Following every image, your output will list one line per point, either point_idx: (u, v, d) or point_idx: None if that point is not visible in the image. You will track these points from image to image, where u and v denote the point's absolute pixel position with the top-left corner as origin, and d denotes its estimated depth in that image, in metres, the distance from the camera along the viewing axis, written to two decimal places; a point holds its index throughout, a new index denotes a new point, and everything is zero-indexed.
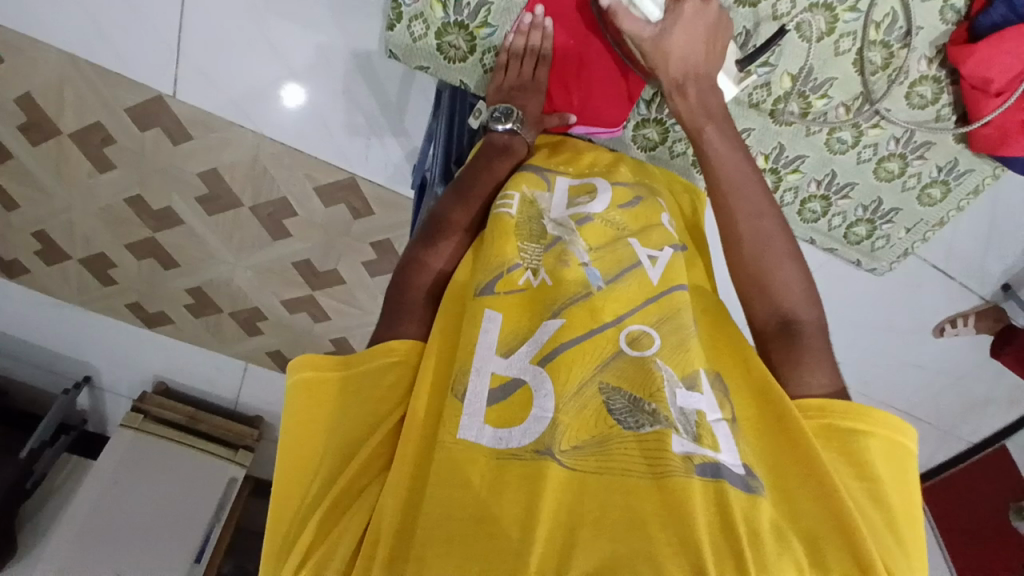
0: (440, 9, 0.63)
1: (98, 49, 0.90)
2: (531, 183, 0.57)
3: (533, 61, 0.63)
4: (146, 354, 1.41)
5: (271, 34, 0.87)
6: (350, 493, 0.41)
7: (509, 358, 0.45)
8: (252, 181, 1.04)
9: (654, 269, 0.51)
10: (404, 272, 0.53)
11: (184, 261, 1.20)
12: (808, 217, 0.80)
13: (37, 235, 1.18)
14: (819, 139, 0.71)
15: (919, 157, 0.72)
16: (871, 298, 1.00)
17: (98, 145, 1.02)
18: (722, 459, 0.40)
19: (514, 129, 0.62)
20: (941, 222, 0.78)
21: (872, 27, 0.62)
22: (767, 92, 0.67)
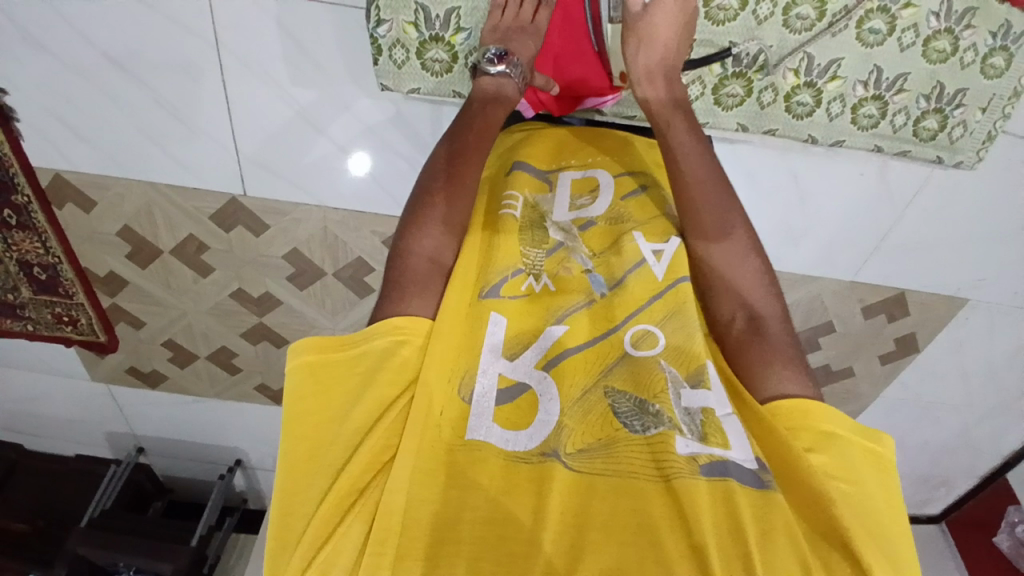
0: (413, 30, 0.75)
1: (173, 172, 1.01)
2: (533, 187, 0.69)
3: (532, 6, 0.72)
4: (279, 427, 1.51)
5: (307, 113, 0.93)
6: (356, 491, 0.45)
7: (514, 361, 0.54)
8: (327, 250, 1.11)
9: (659, 263, 0.64)
10: (395, 257, 0.59)
11: (291, 336, 1.29)
12: (866, 123, 0.78)
13: (166, 343, 1.32)
14: (850, 36, 0.71)
15: (967, 27, 0.70)
16: (997, 195, 0.87)
17: (194, 253, 1.14)
18: (731, 458, 0.49)
19: (507, 72, 0.69)
20: (1018, 92, 0.74)
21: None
22: (772, 3, 0.69)
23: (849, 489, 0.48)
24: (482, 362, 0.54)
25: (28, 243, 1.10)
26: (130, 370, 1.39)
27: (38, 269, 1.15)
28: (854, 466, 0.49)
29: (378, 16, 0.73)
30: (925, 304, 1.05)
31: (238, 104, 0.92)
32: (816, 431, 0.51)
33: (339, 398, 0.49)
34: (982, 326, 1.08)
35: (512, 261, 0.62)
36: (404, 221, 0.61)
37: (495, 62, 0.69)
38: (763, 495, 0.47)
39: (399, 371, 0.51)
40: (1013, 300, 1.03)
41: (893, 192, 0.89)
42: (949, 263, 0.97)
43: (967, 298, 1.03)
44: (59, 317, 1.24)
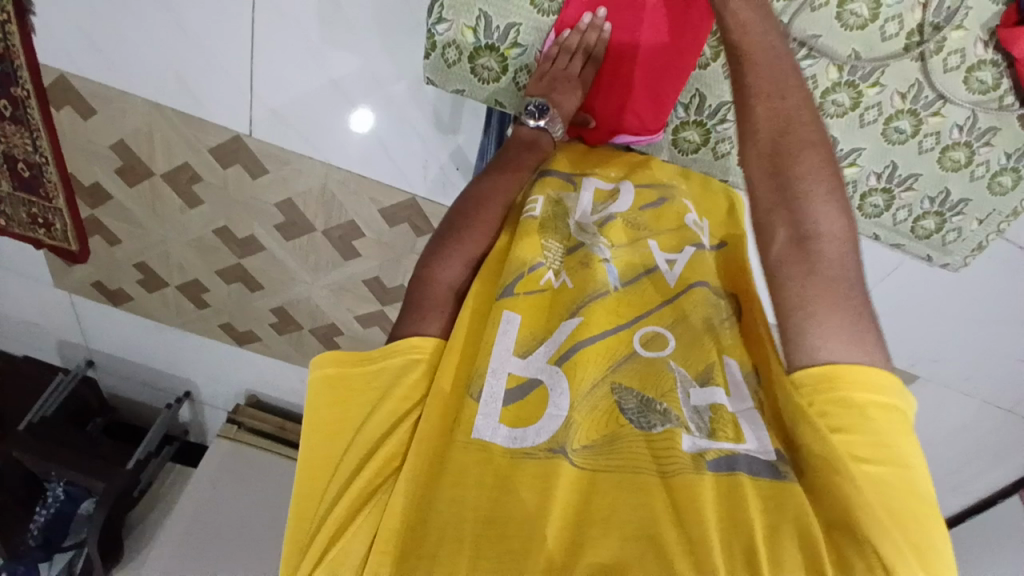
0: (471, 35, 0.71)
1: (182, 99, 0.99)
2: (556, 186, 0.62)
3: (582, 61, 0.70)
4: (236, 367, 1.51)
5: (328, 67, 0.92)
6: (364, 496, 0.43)
7: (526, 358, 0.48)
8: (323, 207, 1.10)
9: (671, 273, 0.56)
10: (417, 280, 0.55)
11: (267, 283, 1.28)
12: (870, 212, 0.81)
13: (138, 265, 1.30)
14: (876, 130, 0.73)
15: (985, 144, 0.72)
16: (971, 288, 0.92)
17: (187, 183, 1.12)
18: (742, 450, 0.43)
19: (544, 126, 0.67)
20: (1015, 213, 0.78)
21: (918, 8, 0.64)
22: (814, 86, 0.70)
23: (880, 471, 0.41)
24: (491, 362, 0.47)
25: (18, 137, 1.07)
26: (97, 285, 1.36)
27: (23, 165, 1.11)
28: (889, 442, 0.42)
29: (439, 14, 0.69)
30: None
31: (265, 44, 0.91)
32: (841, 400, 0.44)
33: (353, 409, 0.47)
34: (929, 400, 1.14)
35: (530, 254, 0.54)
36: (432, 241, 0.58)
37: (535, 115, 0.67)
38: (781, 485, 0.41)
39: (413, 385, 0.48)
40: (961, 384, 1.09)
41: (876, 262, 0.92)
42: (913, 337, 1.02)
43: (919, 373, 1.09)
44: (34, 218, 1.20)
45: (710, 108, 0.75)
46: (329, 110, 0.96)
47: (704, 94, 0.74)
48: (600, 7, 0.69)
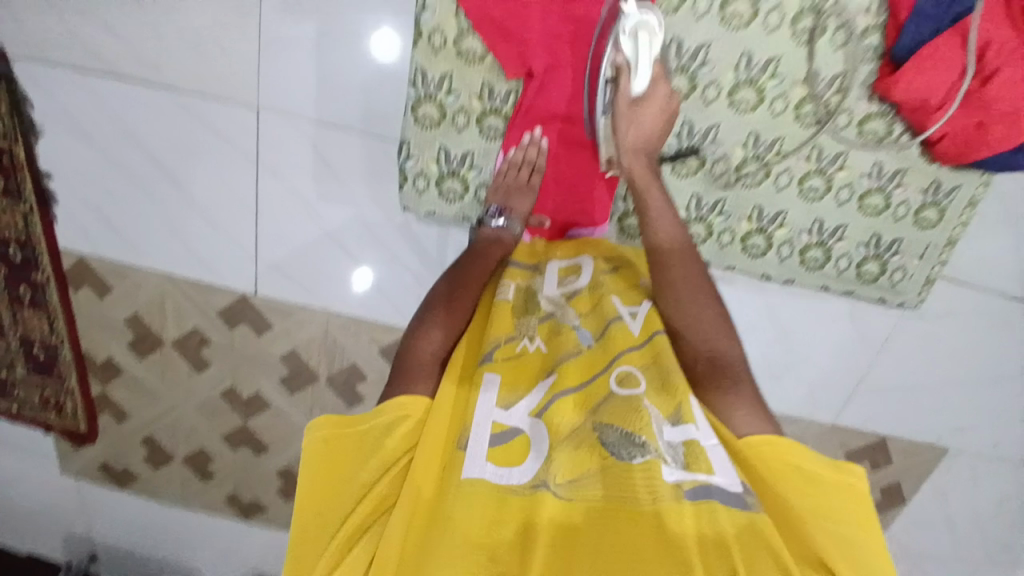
0: (435, 165, 0.82)
1: (190, 266, 1.08)
2: (523, 276, 0.68)
3: (528, 169, 0.78)
4: (237, 550, 1.34)
5: (324, 222, 1.02)
6: (361, 530, 0.48)
7: (509, 410, 0.52)
8: (325, 354, 1.11)
9: (634, 322, 0.60)
10: (400, 358, 0.59)
11: (272, 441, 1.21)
12: (813, 265, 0.87)
13: (144, 441, 1.24)
14: (794, 192, 0.83)
15: (898, 186, 0.81)
16: (957, 340, 0.94)
17: (195, 347, 1.14)
18: (715, 481, 0.45)
19: (504, 225, 0.74)
20: (950, 243, 0.84)
21: (797, 86, 0.78)
22: (727, 164, 0.83)
23: (821, 503, 0.47)
24: (476, 413, 0.51)
25: (36, 321, 1.13)
26: (102, 468, 1.29)
27: (38, 347, 1.16)
28: (829, 501, 0.47)
29: (408, 152, 0.82)
30: (918, 453, 1.03)
31: (266, 210, 1.02)
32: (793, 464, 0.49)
33: (350, 464, 0.50)
34: (988, 480, 1.04)
35: (507, 332, 0.59)
36: (412, 323, 0.62)
37: (496, 217, 0.74)
38: (748, 517, 0.43)
39: (403, 439, 0.51)
40: (995, 455, 1.02)
41: (866, 338, 0.96)
42: (926, 405, 0.99)
43: (947, 446, 1.02)
44: (46, 400, 1.21)
45: None
46: (323, 258, 1.04)
47: None
48: (535, 127, 0.78)
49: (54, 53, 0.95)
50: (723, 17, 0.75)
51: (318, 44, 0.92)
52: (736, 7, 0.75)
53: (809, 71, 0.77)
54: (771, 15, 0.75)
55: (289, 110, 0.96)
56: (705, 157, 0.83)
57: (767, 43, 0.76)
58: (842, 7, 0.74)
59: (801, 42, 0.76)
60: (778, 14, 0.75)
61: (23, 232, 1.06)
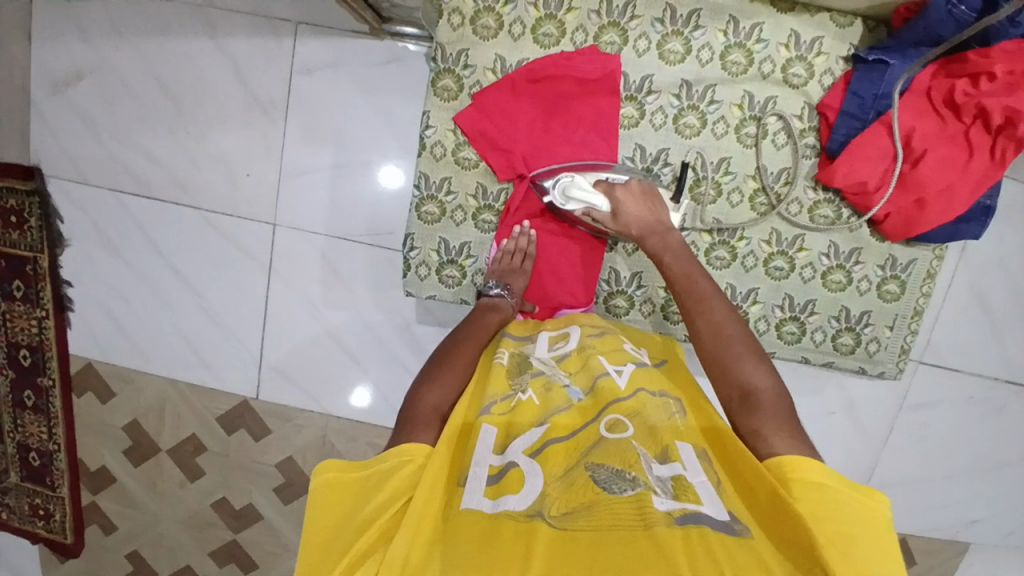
0: (435, 255, 0.87)
1: (197, 370, 1.10)
2: (516, 344, 0.69)
3: (520, 256, 0.84)
4: None
5: (327, 325, 1.06)
6: (365, 555, 0.46)
7: (503, 453, 0.53)
8: (322, 460, 1.10)
9: (621, 377, 0.61)
10: (406, 406, 0.59)
11: (261, 559, 1.16)
12: (791, 339, 0.86)
13: (129, 554, 1.19)
14: (761, 272, 0.85)
15: (857, 263, 0.84)
16: (954, 428, 0.94)
17: (191, 453, 1.13)
18: (704, 510, 0.47)
19: (501, 295, 0.79)
20: (917, 313, 0.85)
21: (749, 180, 0.83)
22: (695, 249, 0.84)
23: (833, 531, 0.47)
24: (474, 454, 0.52)
25: (35, 426, 1.13)
26: None
27: (34, 454, 1.14)
28: (848, 524, 0.47)
29: (411, 243, 0.87)
30: (936, 552, 0.99)
31: (274, 315, 1.07)
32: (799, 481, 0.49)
33: (353, 500, 0.50)
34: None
35: (503, 390, 0.60)
36: (422, 372, 0.63)
37: (493, 288, 0.80)
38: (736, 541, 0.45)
39: (407, 476, 0.50)
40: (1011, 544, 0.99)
41: (870, 434, 0.95)
42: (939, 500, 0.97)
43: (963, 538, 0.99)
44: (36, 509, 1.18)
45: (625, 275, 0.85)
46: (326, 360, 1.07)
47: (617, 267, 0.85)
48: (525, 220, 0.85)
49: (93, 175, 1.05)
50: (677, 128, 0.82)
51: (333, 174, 1.02)
52: (687, 119, 0.82)
53: (757, 167, 0.82)
54: (717, 123, 0.82)
55: (302, 226, 1.03)
56: None
57: (716, 146, 0.82)
58: (778, 114, 0.81)
59: (747, 144, 0.82)
60: (723, 123, 0.82)
61: (36, 338, 1.09)
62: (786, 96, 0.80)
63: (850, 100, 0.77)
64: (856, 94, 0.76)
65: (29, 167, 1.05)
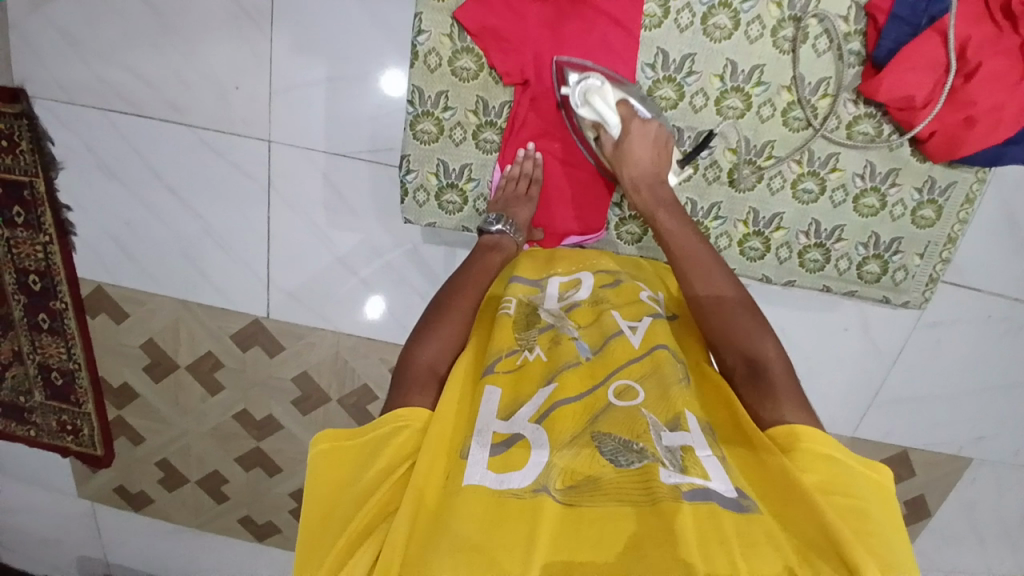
0: (434, 178, 0.83)
1: (206, 292, 1.10)
2: (525, 290, 0.67)
3: (525, 182, 0.80)
4: (258, 572, 1.33)
5: (333, 245, 1.04)
6: (363, 536, 0.45)
7: (509, 420, 0.52)
8: (335, 375, 1.12)
9: (635, 335, 0.60)
10: (398, 371, 0.58)
11: (285, 464, 1.21)
12: (813, 267, 0.85)
13: (159, 463, 1.26)
14: (787, 195, 0.82)
15: (893, 185, 0.80)
16: (966, 340, 0.94)
17: (209, 370, 1.15)
18: (711, 486, 0.46)
19: (503, 231, 0.75)
20: (952, 240, 0.82)
21: (784, 91, 0.77)
22: (718, 168, 0.81)
23: (846, 501, 0.46)
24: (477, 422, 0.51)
25: (54, 347, 1.15)
26: (118, 490, 1.30)
27: (55, 373, 1.17)
28: (856, 488, 0.47)
29: (408, 166, 0.83)
30: (939, 457, 1.01)
31: (278, 236, 1.05)
32: (811, 450, 0.49)
33: (352, 475, 0.50)
34: (1010, 484, 1.02)
35: (508, 344, 0.60)
36: (414, 330, 0.62)
37: (494, 224, 0.76)
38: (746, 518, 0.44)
39: (404, 446, 0.50)
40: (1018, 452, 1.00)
41: (882, 350, 0.96)
42: (945, 416, 0.99)
43: (966, 444, 1.00)
44: (62, 426, 1.23)
45: None
46: (336, 282, 1.06)
47: None
48: (529, 141, 0.81)
49: (77, 92, 1.00)
50: (705, 29, 0.76)
51: (327, 88, 0.96)
52: (717, 19, 0.75)
53: (794, 76, 0.77)
54: (752, 25, 0.75)
55: (300, 142, 0.99)
56: (697, 161, 0.81)
57: (748, 52, 0.76)
58: (820, 15, 0.74)
59: (784, 50, 0.76)
60: (758, 24, 0.75)
61: (43, 263, 1.09)
62: None
63: (901, 2, 0.71)
64: None
65: (14, 88, 1.00)
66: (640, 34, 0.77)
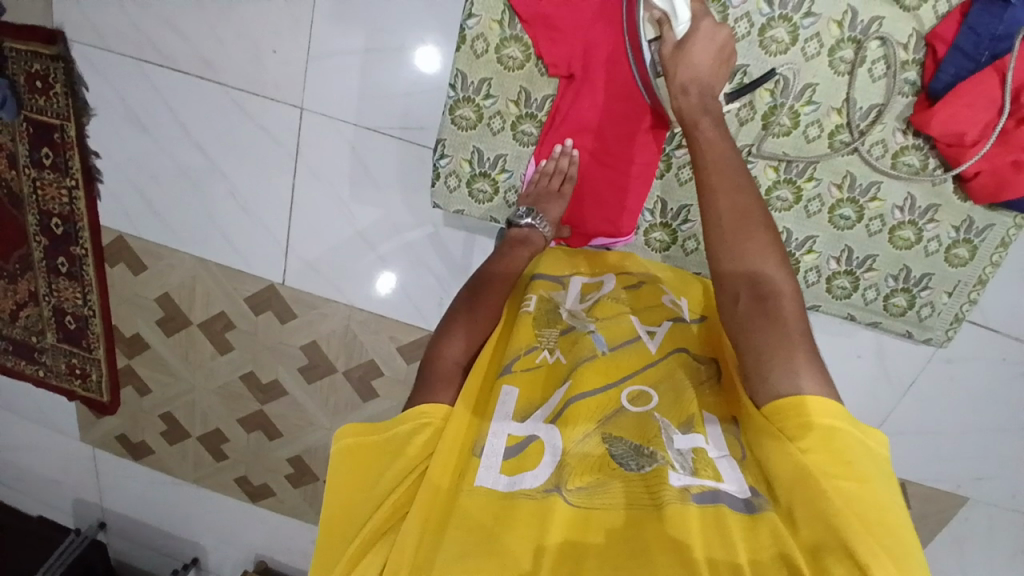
0: (467, 166, 0.83)
1: (226, 253, 1.11)
2: (547, 287, 0.68)
3: (559, 179, 0.80)
4: (249, 531, 1.36)
5: (355, 218, 1.05)
6: (378, 536, 0.46)
7: (525, 422, 0.52)
8: (344, 347, 1.13)
9: (653, 340, 0.61)
10: (423, 367, 0.59)
11: (286, 430, 1.22)
12: (839, 294, 0.84)
13: (164, 416, 1.27)
14: (823, 219, 0.81)
15: (930, 221, 0.79)
16: (978, 379, 0.93)
17: (221, 330, 1.16)
18: (723, 488, 0.46)
19: (532, 224, 0.77)
20: (982, 282, 0.81)
21: (833, 113, 0.77)
22: (757, 184, 0.80)
23: (853, 486, 0.44)
24: (493, 424, 0.51)
25: (70, 291, 1.16)
26: (121, 438, 1.32)
27: (70, 317, 1.19)
28: (863, 465, 0.46)
29: (442, 151, 0.83)
30: (936, 492, 1.01)
31: (302, 204, 1.05)
32: (817, 428, 0.47)
33: (370, 473, 0.50)
34: (1006, 528, 1.02)
35: (527, 341, 0.60)
36: (438, 327, 0.63)
37: (524, 216, 0.78)
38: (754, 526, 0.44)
39: (422, 446, 0.50)
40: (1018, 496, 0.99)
41: (892, 379, 0.95)
42: (948, 452, 0.98)
43: (966, 482, 1.00)
44: (72, 369, 1.24)
45: (672, 211, 0.83)
46: (354, 256, 1.07)
47: (665, 199, 0.83)
48: (568, 137, 0.79)
49: (117, 42, 1.00)
50: (763, 41, 0.74)
51: (363, 61, 0.96)
52: (776, 32, 0.74)
53: (845, 100, 0.76)
54: (810, 42, 0.74)
55: (331, 113, 0.99)
56: None
57: (803, 70, 0.75)
58: (881, 39, 0.73)
59: (840, 72, 0.75)
60: (817, 41, 0.74)
61: (67, 208, 1.10)
62: (895, 19, 0.72)
63: (964, 35, 0.69)
64: (972, 28, 0.69)
65: (51, 30, 1.00)
66: None
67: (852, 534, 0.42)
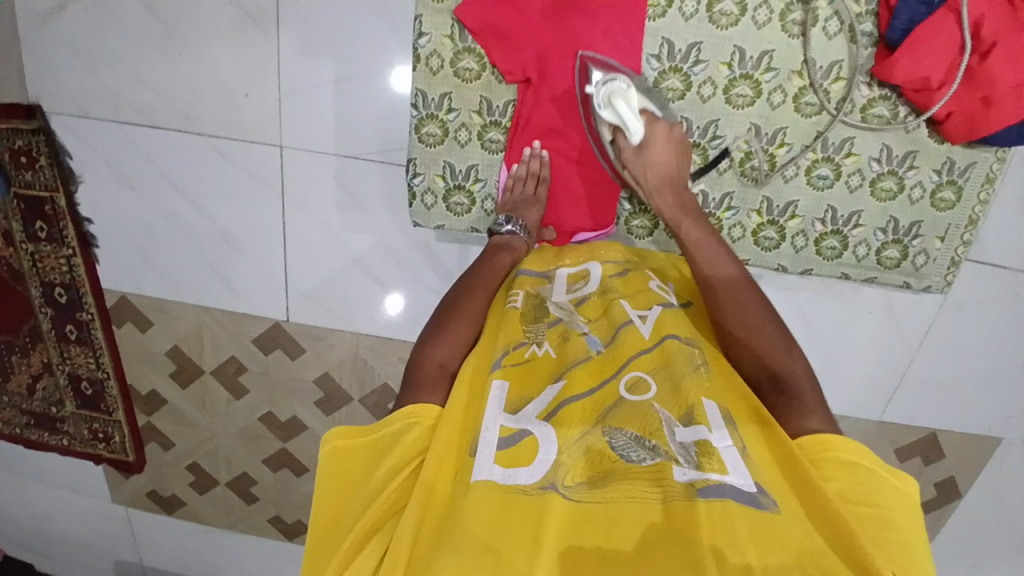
0: (441, 181, 0.84)
1: (227, 299, 1.12)
2: (533, 283, 0.69)
3: (533, 182, 0.81)
4: (289, 569, 1.36)
5: (349, 246, 1.05)
6: (371, 531, 0.48)
7: (516, 414, 0.52)
8: (356, 375, 1.13)
9: (645, 325, 0.61)
10: (408, 372, 0.60)
11: (311, 464, 1.23)
12: (830, 255, 0.83)
13: (190, 466, 1.28)
14: (801, 181, 0.80)
15: (911, 168, 0.79)
16: (990, 319, 0.92)
17: (233, 374, 1.17)
18: (727, 481, 0.45)
19: (513, 231, 0.77)
20: (973, 222, 0.80)
21: (794, 76, 0.76)
22: (728, 159, 0.80)
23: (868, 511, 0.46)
24: (484, 419, 0.52)
25: (82, 357, 1.18)
26: (152, 494, 1.33)
27: (85, 382, 1.20)
28: (879, 495, 0.47)
29: (414, 170, 0.83)
30: (967, 438, 1.00)
31: (294, 240, 1.06)
32: (836, 461, 0.50)
33: (362, 472, 0.51)
34: None
35: (515, 336, 0.61)
36: (425, 333, 0.63)
37: (504, 225, 0.77)
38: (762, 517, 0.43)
39: (413, 444, 0.52)
40: None
41: (904, 332, 0.94)
42: (973, 396, 0.97)
43: (995, 424, 0.98)
44: (95, 433, 1.26)
45: None
46: (353, 283, 1.07)
47: None
48: (535, 139, 0.81)
49: (92, 106, 1.02)
50: (712, 16, 0.75)
51: (335, 90, 0.96)
52: (723, 6, 0.74)
53: (805, 60, 0.75)
54: (759, 10, 0.74)
55: (312, 146, 1.00)
56: (707, 152, 0.80)
57: (757, 38, 0.75)
58: None
59: (794, 34, 0.75)
60: (766, 8, 0.74)
61: (68, 276, 1.11)
62: None
63: None
64: None
65: (30, 105, 1.02)
66: (645, 24, 0.76)
67: (864, 547, 0.42)
